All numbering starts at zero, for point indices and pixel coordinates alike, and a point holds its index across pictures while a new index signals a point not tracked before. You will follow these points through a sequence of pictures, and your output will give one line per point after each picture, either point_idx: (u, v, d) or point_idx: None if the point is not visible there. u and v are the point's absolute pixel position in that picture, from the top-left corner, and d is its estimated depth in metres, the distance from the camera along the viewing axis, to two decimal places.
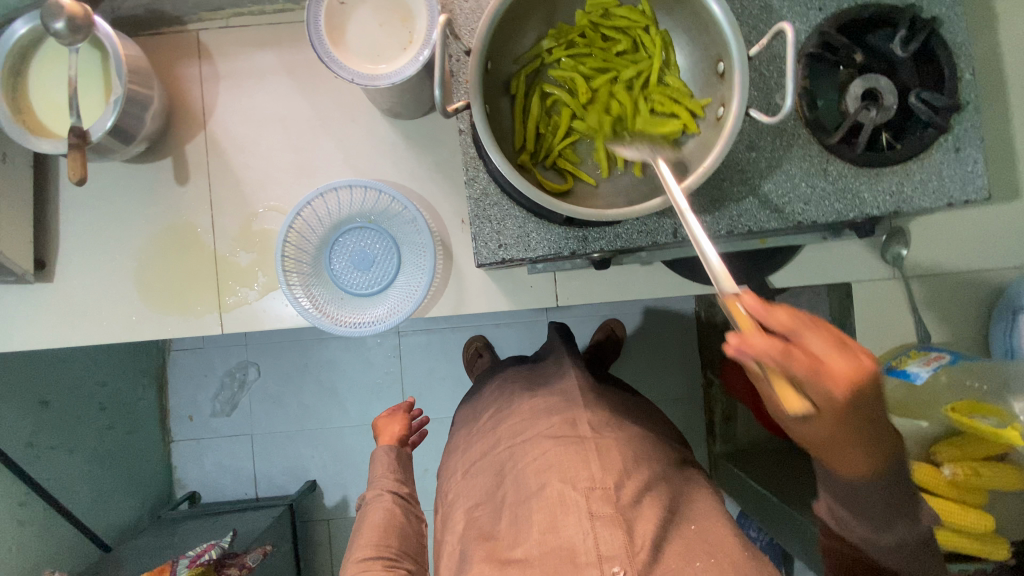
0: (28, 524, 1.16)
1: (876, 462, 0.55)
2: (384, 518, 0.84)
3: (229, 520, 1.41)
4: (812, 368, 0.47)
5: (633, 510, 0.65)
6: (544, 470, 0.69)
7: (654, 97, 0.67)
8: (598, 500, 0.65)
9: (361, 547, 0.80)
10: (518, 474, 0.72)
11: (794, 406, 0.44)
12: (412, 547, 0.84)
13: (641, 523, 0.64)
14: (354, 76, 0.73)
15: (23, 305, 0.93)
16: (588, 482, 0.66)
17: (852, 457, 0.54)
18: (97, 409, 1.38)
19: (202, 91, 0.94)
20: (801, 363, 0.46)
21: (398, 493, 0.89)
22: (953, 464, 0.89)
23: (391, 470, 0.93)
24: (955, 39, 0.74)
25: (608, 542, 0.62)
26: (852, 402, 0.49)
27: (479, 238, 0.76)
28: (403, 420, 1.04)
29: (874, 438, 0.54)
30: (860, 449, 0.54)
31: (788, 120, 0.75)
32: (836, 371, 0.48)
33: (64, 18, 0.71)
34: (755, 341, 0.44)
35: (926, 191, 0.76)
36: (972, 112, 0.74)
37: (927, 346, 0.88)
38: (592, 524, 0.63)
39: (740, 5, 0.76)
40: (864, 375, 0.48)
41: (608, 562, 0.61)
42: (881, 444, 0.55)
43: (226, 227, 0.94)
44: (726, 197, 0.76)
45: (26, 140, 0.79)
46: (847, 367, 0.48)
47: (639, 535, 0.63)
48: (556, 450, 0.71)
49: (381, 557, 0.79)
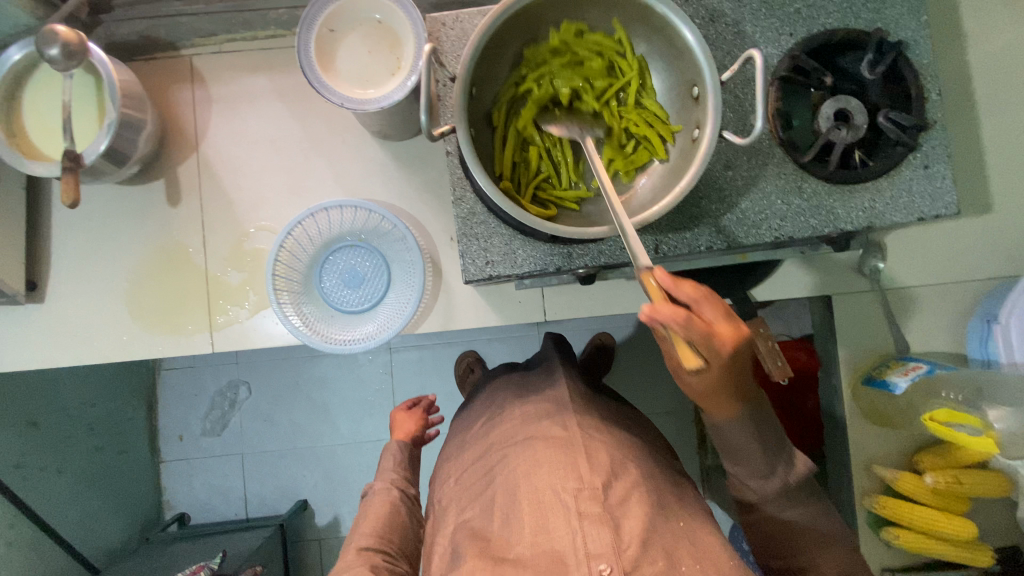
0: (15, 547, 1.15)
1: (773, 455, 0.67)
2: (388, 511, 0.85)
3: (219, 541, 1.39)
4: (704, 331, 0.52)
5: (621, 508, 0.66)
6: (532, 472, 0.70)
7: (629, 121, 0.71)
8: (586, 500, 0.66)
9: (363, 535, 0.81)
10: (507, 476, 0.73)
11: (692, 362, 0.49)
12: (410, 548, 0.84)
13: (629, 520, 0.65)
14: (343, 100, 0.75)
15: (13, 326, 0.93)
16: (576, 484, 0.67)
17: (748, 445, 0.67)
18: (85, 429, 1.37)
19: (194, 115, 0.96)
20: (699, 327, 0.51)
21: (405, 492, 0.90)
22: (934, 472, 0.90)
23: (400, 466, 0.95)
24: (921, 61, 0.78)
25: (595, 541, 0.63)
26: (732, 358, 0.55)
27: (467, 255, 0.78)
28: (419, 420, 1.07)
29: (763, 429, 0.67)
30: (748, 434, 0.66)
31: (763, 140, 0.78)
32: (723, 335, 0.54)
33: (58, 44, 0.73)
34: (662, 309, 0.49)
35: (898, 207, 0.79)
36: (939, 131, 0.78)
37: (905, 357, 0.91)
38: (580, 523, 0.64)
39: (715, 31, 0.79)
40: (742, 339, 0.54)
41: (594, 560, 0.62)
42: (770, 436, 0.67)
43: (217, 247, 0.95)
44: (704, 215, 0.78)
45: (19, 163, 0.80)
46: (730, 329, 0.54)
47: (626, 532, 0.64)
48: (546, 452, 0.72)
49: (381, 549, 0.79)
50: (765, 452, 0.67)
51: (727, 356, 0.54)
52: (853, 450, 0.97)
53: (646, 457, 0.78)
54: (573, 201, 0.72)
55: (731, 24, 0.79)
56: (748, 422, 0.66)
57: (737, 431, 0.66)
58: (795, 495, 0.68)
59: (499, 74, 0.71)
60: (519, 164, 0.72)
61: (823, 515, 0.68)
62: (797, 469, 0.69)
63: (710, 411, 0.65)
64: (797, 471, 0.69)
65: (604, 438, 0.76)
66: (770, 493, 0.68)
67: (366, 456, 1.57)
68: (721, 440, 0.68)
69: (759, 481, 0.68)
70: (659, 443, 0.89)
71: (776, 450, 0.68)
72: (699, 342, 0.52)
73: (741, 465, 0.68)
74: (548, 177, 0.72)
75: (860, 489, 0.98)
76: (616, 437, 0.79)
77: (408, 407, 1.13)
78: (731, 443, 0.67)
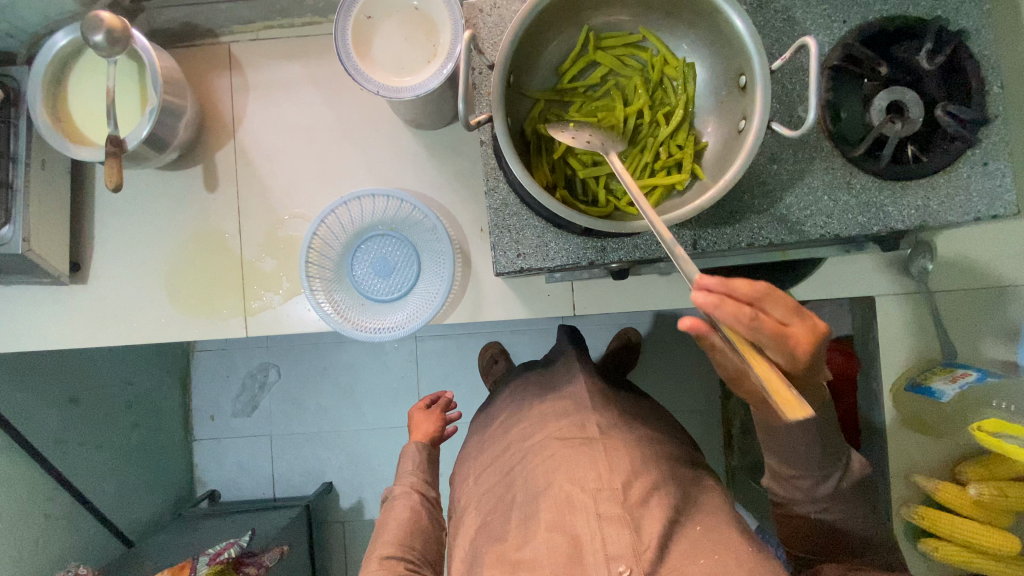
0: (55, 518, 1.20)
1: (830, 460, 0.60)
2: (409, 518, 0.85)
3: (247, 519, 1.43)
4: (780, 333, 0.50)
5: (642, 509, 0.66)
6: (554, 470, 0.70)
7: (665, 132, 0.69)
8: (605, 500, 0.66)
9: (385, 544, 0.81)
10: (527, 478, 0.73)
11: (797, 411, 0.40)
12: (431, 553, 0.84)
13: (649, 521, 0.65)
14: (379, 88, 0.75)
15: (56, 306, 0.97)
16: (596, 484, 0.67)
17: (803, 451, 0.60)
18: (124, 407, 1.43)
19: (232, 102, 0.97)
20: (767, 329, 0.49)
21: (425, 495, 0.90)
22: (979, 483, 0.86)
23: (419, 469, 0.94)
24: (983, 51, 0.73)
25: (614, 542, 0.63)
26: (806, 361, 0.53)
27: (499, 247, 0.77)
28: (437, 420, 1.06)
29: (823, 436, 0.59)
30: (809, 441, 0.59)
31: (811, 133, 0.75)
32: (799, 337, 0.52)
33: (103, 31, 0.74)
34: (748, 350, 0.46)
35: (953, 206, 0.75)
36: (1001, 125, 0.73)
37: (954, 363, 0.87)
38: (599, 524, 0.64)
39: (762, 18, 0.75)
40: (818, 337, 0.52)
41: (614, 562, 0.62)
42: (829, 441, 0.60)
43: (252, 234, 0.97)
44: (746, 210, 0.75)
45: (63, 146, 0.82)
46: (807, 333, 0.52)
47: (646, 534, 0.63)
48: (564, 452, 0.72)
49: (403, 557, 0.79)
50: (823, 459, 0.60)
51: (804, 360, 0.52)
52: (892, 456, 0.94)
53: (670, 454, 0.77)
54: (627, 204, 0.69)
55: (780, 11, 0.75)
56: (811, 432, 0.58)
57: (794, 436, 0.59)
58: (844, 497, 0.62)
59: (533, 60, 0.69)
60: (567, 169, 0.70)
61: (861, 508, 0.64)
62: (853, 473, 0.62)
63: (763, 410, 0.59)
64: (851, 474, 0.62)
65: (628, 440, 0.76)
66: (818, 496, 0.62)
67: (389, 442, 1.59)
68: (773, 442, 0.61)
69: (806, 484, 0.62)
70: (684, 443, 0.87)
71: (833, 458, 0.60)
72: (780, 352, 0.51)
73: (790, 467, 0.62)
74: (608, 178, 0.70)
75: (897, 496, 0.95)
76: (640, 437, 0.78)
77: (427, 405, 1.11)
78: (782, 448, 0.61)
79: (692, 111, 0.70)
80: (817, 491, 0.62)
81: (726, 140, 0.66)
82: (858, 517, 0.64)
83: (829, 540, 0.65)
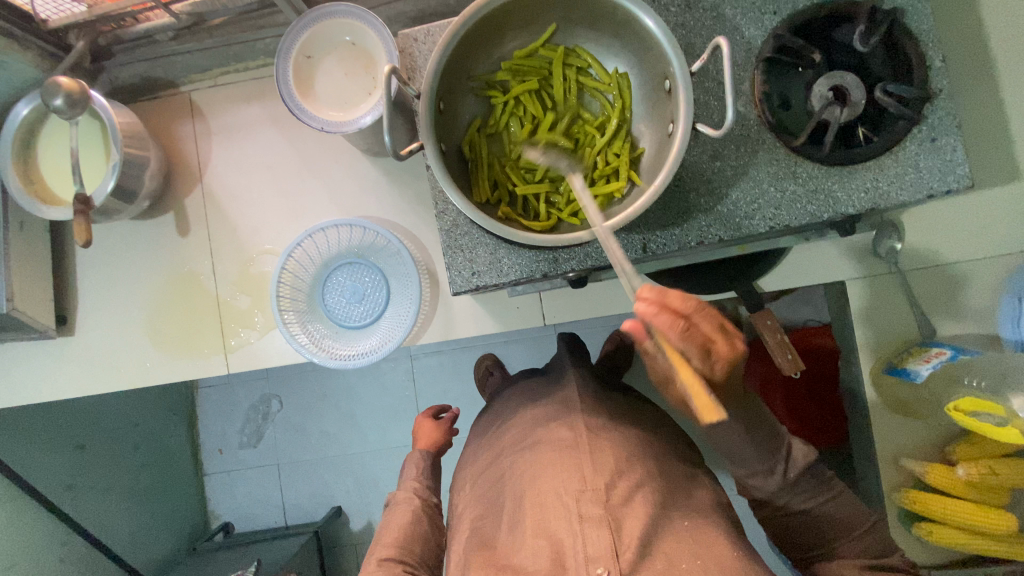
0: (68, 562, 1.25)
1: (734, 409, 0.65)
2: (409, 521, 0.84)
3: (257, 549, 1.46)
4: (706, 349, 0.53)
5: (623, 508, 0.66)
6: (536, 476, 0.70)
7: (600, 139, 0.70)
8: (588, 502, 0.66)
9: (384, 546, 0.80)
10: (514, 483, 0.73)
11: (712, 417, 0.49)
12: (430, 558, 0.82)
13: (631, 519, 0.65)
14: (323, 124, 0.77)
15: (47, 358, 1.01)
16: (579, 485, 0.67)
17: (717, 411, 0.64)
18: (131, 448, 1.47)
19: (197, 148, 1.00)
20: (697, 342, 0.52)
21: (427, 501, 0.89)
22: (967, 463, 0.86)
23: (422, 475, 0.94)
24: (921, 27, 0.72)
25: (595, 543, 0.62)
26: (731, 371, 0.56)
27: (453, 267, 0.78)
28: (444, 431, 1.07)
29: (728, 395, 0.64)
30: (720, 402, 0.63)
31: (751, 127, 0.75)
32: (723, 350, 0.53)
33: (61, 95, 0.77)
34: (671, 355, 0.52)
35: (905, 185, 0.74)
36: (946, 100, 0.72)
37: (930, 342, 0.85)
38: (581, 525, 0.64)
39: (692, 19, 0.76)
40: (738, 355, 0.54)
41: (593, 563, 0.62)
42: (733, 394, 0.65)
43: (226, 272, 0.99)
44: (693, 209, 0.76)
45: (36, 208, 0.85)
46: (731, 347, 0.53)
47: (627, 534, 0.64)
48: (551, 456, 0.72)
49: (400, 560, 0.77)
50: (729, 409, 0.65)
51: (724, 372, 0.55)
52: (879, 442, 0.93)
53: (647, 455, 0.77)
54: (569, 215, 0.70)
55: (709, 9, 0.76)
56: (743, 430, 0.67)
57: (708, 403, 0.63)
58: (759, 440, 0.68)
59: (462, 83, 0.70)
60: (508, 186, 0.71)
61: (780, 449, 0.69)
62: (754, 410, 0.68)
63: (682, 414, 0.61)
64: (754, 412, 0.68)
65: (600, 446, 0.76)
66: (735, 443, 0.67)
67: (393, 462, 1.60)
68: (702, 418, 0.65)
69: (727, 436, 0.66)
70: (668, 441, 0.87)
71: (734, 402, 0.66)
72: (696, 355, 0.53)
73: (714, 427, 0.66)
74: (548, 193, 0.71)
75: (889, 482, 0.93)
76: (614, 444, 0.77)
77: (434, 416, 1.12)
78: (707, 415, 0.65)
79: (627, 116, 0.70)
80: (733, 436, 0.67)
81: (660, 142, 0.67)
82: (778, 453, 0.69)
83: (771, 485, 0.70)
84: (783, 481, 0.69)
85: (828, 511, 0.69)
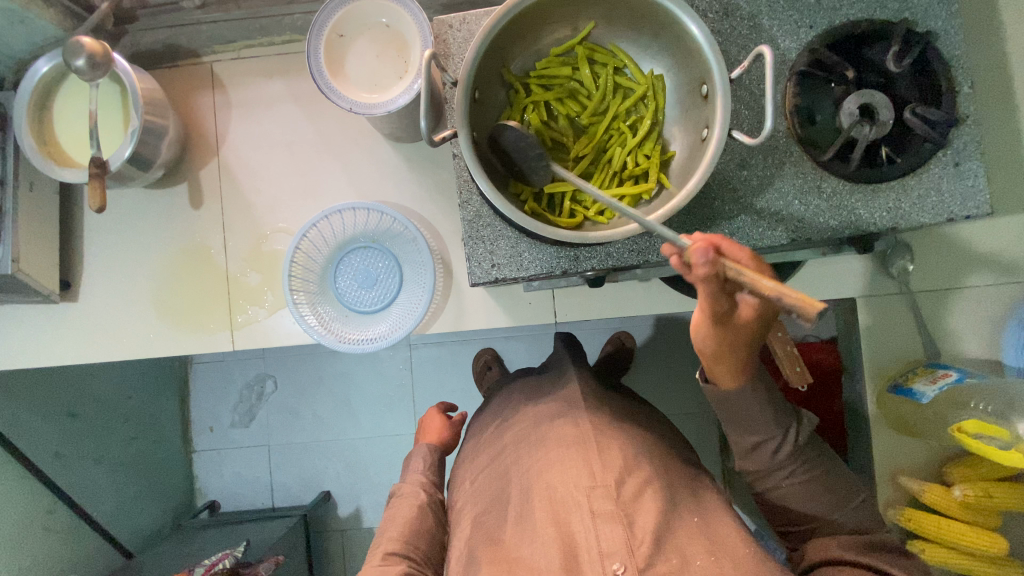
0: (54, 532, 1.23)
1: (780, 418, 0.63)
2: (415, 517, 0.84)
3: (245, 529, 1.45)
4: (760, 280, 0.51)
5: (634, 504, 0.66)
6: (547, 470, 0.71)
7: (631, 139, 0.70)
8: (600, 497, 0.66)
9: (390, 539, 0.79)
10: (522, 477, 0.73)
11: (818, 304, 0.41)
12: (434, 554, 0.82)
13: (642, 515, 0.65)
14: (352, 105, 0.76)
15: (48, 323, 0.99)
16: (589, 482, 0.67)
17: (752, 413, 0.63)
18: (122, 420, 1.45)
19: (215, 120, 0.99)
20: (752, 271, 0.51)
21: (433, 496, 0.89)
22: (964, 485, 0.87)
23: (430, 469, 0.94)
24: (953, 52, 0.73)
25: (608, 538, 0.63)
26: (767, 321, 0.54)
27: (473, 258, 0.78)
28: (454, 432, 1.07)
29: (768, 397, 0.63)
30: (759, 403, 0.62)
31: (780, 138, 0.75)
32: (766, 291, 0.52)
33: (84, 55, 0.75)
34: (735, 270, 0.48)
35: (925, 208, 0.74)
36: (972, 125, 0.73)
37: (935, 363, 0.86)
38: (594, 521, 0.64)
39: (728, 26, 0.76)
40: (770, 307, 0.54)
41: (608, 558, 0.62)
42: (777, 401, 0.64)
43: (236, 248, 0.98)
44: (717, 216, 0.76)
45: (49, 168, 0.83)
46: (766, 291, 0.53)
47: (640, 529, 0.63)
48: (560, 451, 0.72)
49: (406, 555, 0.77)
50: (771, 415, 0.63)
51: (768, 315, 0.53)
52: (876, 457, 0.95)
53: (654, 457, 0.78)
54: (596, 213, 0.70)
55: (746, 17, 0.76)
56: (758, 389, 0.62)
57: (746, 402, 0.62)
58: (804, 458, 0.64)
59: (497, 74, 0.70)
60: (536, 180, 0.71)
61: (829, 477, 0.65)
62: (804, 427, 0.65)
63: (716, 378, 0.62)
64: (804, 430, 0.65)
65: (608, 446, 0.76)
66: (779, 460, 0.64)
67: (385, 450, 1.60)
68: (726, 411, 0.64)
69: (769, 446, 0.64)
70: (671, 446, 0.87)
71: (780, 413, 0.64)
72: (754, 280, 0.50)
73: (747, 431, 0.64)
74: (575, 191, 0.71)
75: (883, 499, 0.96)
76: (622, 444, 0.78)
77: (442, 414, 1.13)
78: (738, 416, 0.64)
79: (659, 119, 0.70)
80: (776, 451, 0.64)
81: (692, 147, 0.67)
82: (829, 480, 0.65)
83: (813, 513, 0.65)
84: (830, 510, 0.64)
85: (828, 486, 0.65)
